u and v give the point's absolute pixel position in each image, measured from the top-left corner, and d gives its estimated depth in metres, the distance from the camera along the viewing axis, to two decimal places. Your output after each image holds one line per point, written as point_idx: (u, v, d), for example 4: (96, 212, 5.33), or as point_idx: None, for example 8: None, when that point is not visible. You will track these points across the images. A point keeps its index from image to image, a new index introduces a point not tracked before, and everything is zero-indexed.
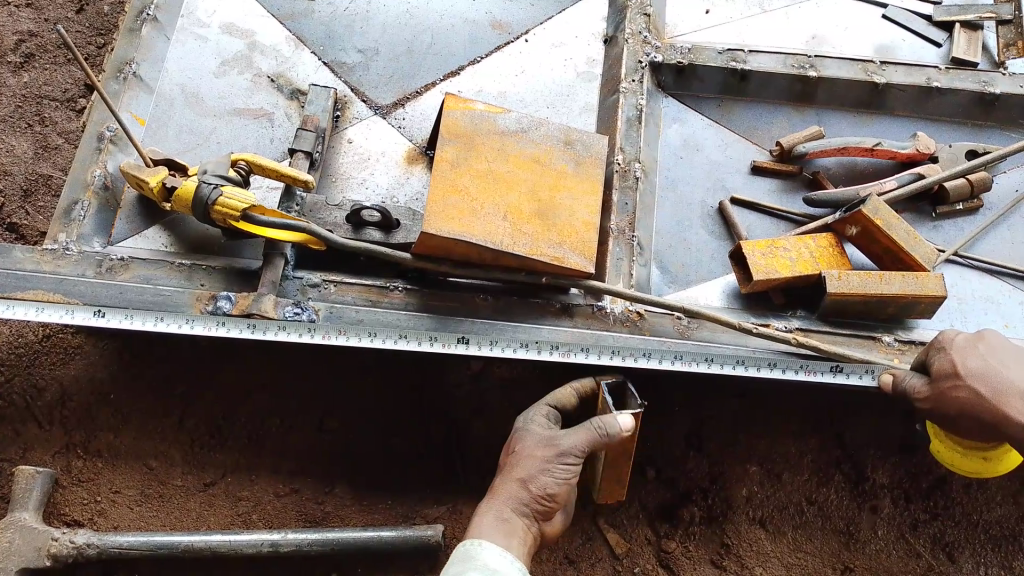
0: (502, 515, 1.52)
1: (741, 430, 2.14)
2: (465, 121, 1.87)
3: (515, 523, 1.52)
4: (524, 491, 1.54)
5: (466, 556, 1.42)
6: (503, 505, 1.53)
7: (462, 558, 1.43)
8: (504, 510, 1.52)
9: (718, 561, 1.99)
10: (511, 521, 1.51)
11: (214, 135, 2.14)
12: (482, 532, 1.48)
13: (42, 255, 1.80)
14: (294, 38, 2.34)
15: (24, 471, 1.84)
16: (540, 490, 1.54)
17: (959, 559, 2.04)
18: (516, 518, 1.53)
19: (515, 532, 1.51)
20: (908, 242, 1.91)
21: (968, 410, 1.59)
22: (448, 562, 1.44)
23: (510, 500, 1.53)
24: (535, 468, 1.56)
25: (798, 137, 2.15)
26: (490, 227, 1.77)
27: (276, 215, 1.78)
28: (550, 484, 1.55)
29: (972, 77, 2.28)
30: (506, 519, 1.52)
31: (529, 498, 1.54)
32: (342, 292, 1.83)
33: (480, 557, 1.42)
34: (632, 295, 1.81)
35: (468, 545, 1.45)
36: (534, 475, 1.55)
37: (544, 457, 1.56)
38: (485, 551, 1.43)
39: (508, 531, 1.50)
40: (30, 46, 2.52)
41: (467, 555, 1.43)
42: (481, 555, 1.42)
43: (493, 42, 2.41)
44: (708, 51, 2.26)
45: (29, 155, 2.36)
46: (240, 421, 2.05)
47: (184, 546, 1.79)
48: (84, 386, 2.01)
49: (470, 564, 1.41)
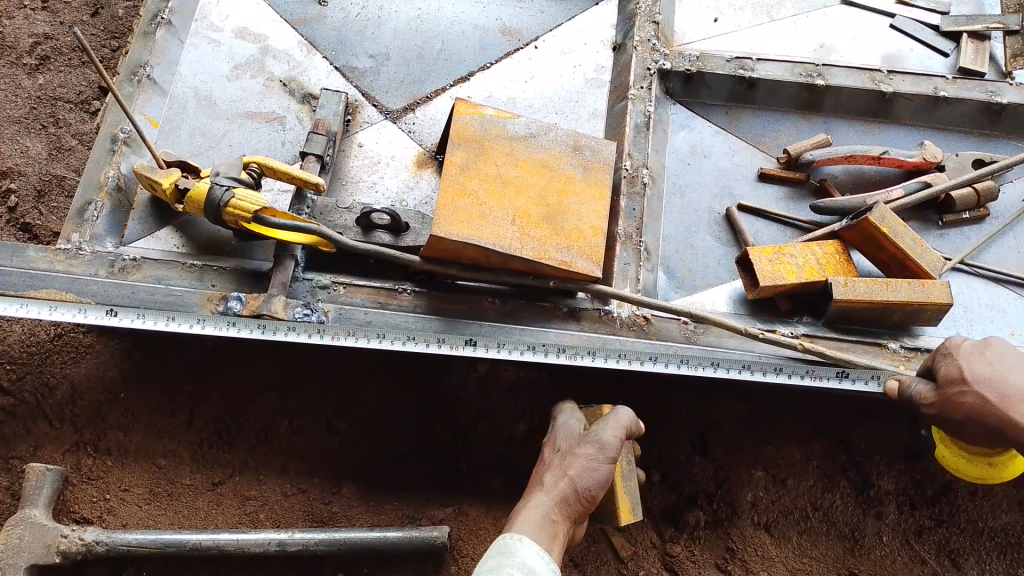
0: (548, 517, 1.56)
1: (747, 436, 2.14)
2: (475, 126, 1.89)
3: (559, 525, 1.57)
4: (571, 492, 1.60)
5: (505, 550, 1.45)
6: (549, 505, 1.58)
7: (502, 551, 1.46)
8: (552, 512, 1.57)
9: (723, 565, 2.00)
10: (556, 524, 1.56)
11: (226, 138, 2.17)
12: (523, 530, 1.51)
13: (55, 254, 1.82)
14: (305, 43, 2.37)
15: (34, 468, 1.86)
16: (586, 491, 1.60)
17: (963, 566, 2.04)
18: (560, 521, 1.58)
19: (556, 535, 1.55)
20: (914, 249, 1.92)
21: (975, 415, 1.60)
22: (489, 554, 1.47)
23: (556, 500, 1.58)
24: (584, 467, 1.62)
25: (805, 144, 2.17)
26: (499, 230, 1.79)
27: (288, 217, 1.80)
28: (593, 483, 1.61)
29: (979, 86, 2.30)
30: (552, 520, 1.56)
31: (575, 498, 1.60)
32: (351, 293, 1.85)
33: (520, 552, 1.45)
34: (639, 299, 1.83)
35: (507, 538, 1.49)
36: (580, 470, 1.62)
37: (590, 456, 1.63)
38: (525, 548, 1.46)
39: (553, 534, 1.55)
40: (45, 49, 2.55)
41: (506, 549, 1.46)
42: (520, 551, 1.45)
43: (503, 48, 2.43)
44: (716, 58, 2.28)
45: (42, 157, 2.39)
46: (248, 422, 2.06)
47: (193, 544, 1.80)
48: (94, 385, 2.03)
49: (510, 560, 1.43)
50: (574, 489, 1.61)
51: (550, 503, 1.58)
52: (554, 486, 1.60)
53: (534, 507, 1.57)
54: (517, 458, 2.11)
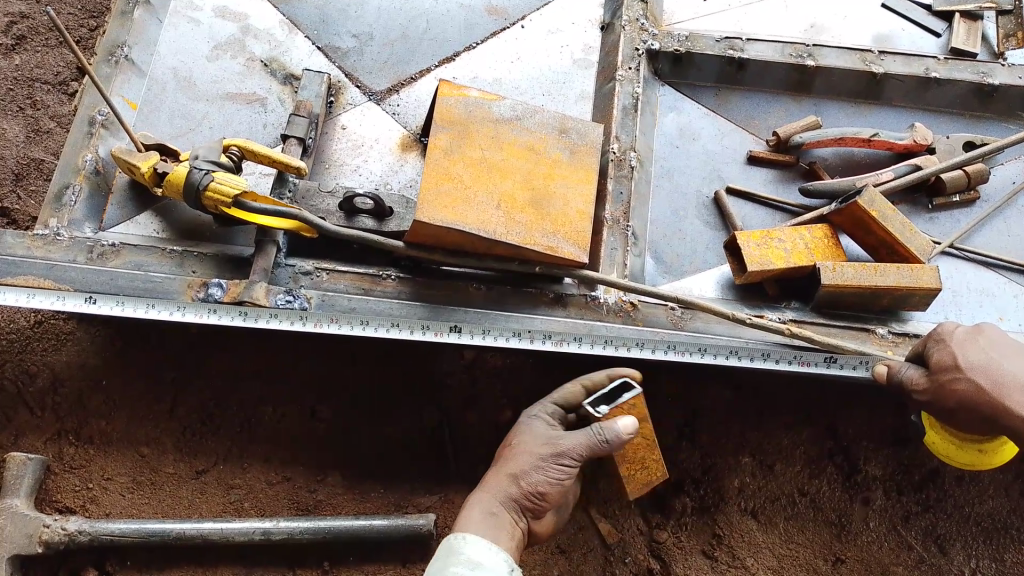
0: (490, 509, 1.53)
1: (734, 421, 2.13)
2: (459, 109, 1.86)
3: (503, 516, 1.54)
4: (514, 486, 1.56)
5: (450, 550, 1.43)
6: (491, 500, 1.54)
7: (447, 552, 1.43)
8: (493, 506, 1.53)
9: (709, 551, 2.00)
10: (499, 516, 1.53)
11: (207, 120, 2.13)
12: (470, 528, 1.49)
13: (33, 241, 1.79)
14: (287, 23, 2.32)
15: (15, 458, 1.83)
16: (531, 486, 1.55)
17: (950, 551, 2.04)
18: (503, 513, 1.54)
19: (502, 526, 1.52)
20: (903, 234, 1.90)
21: (967, 403, 1.58)
22: (434, 556, 1.45)
23: (500, 495, 1.55)
24: (528, 462, 1.56)
25: (795, 126, 2.14)
26: (485, 216, 1.76)
27: (269, 202, 1.76)
28: (541, 480, 1.56)
29: (971, 68, 2.27)
30: (495, 513, 1.53)
31: (520, 494, 1.55)
32: (335, 280, 1.82)
33: (464, 552, 1.43)
34: (627, 285, 1.81)
35: (453, 537, 1.46)
36: (527, 470, 1.56)
37: (538, 454, 1.57)
38: (470, 545, 1.44)
39: (496, 525, 1.51)
40: (21, 29, 2.49)
41: (452, 549, 1.44)
42: (465, 549, 1.43)
43: (489, 28, 2.39)
44: (705, 38, 2.24)
45: (20, 140, 2.34)
46: (232, 410, 2.04)
47: (176, 533, 1.79)
48: (76, 373, 2.00)
49: (456, 559, 1.42)
50: (519, 492, 1.55)
51: (495, 503, 1.54)
52: (495, 481, 1.57)
53: (475, 505, 1.53)
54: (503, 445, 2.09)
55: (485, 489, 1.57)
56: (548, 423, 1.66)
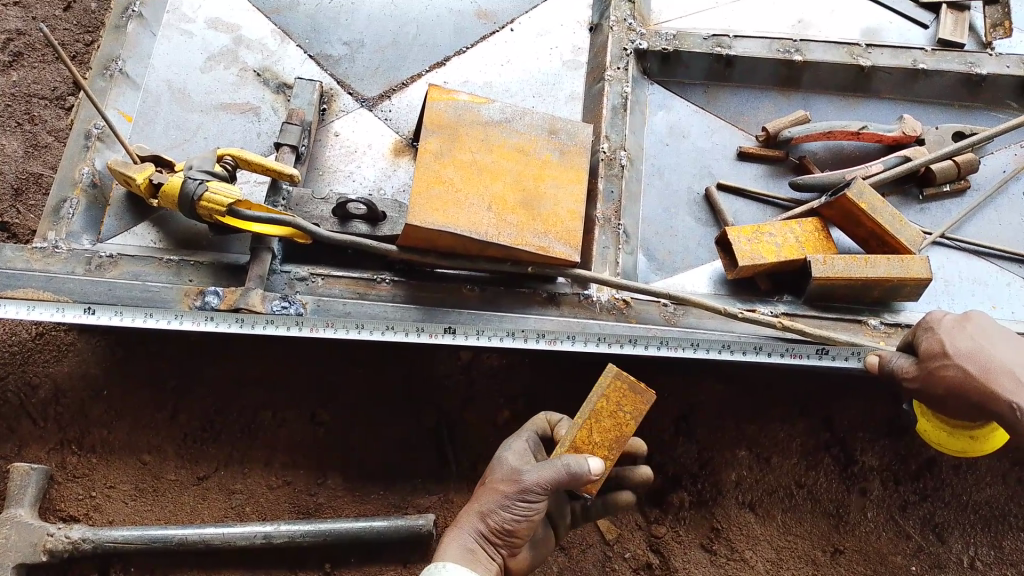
0: (465, 545, 1.48)
1: (731, 416, 2.14)
2: (449, 112, 1.88)
3: (481, 553, 1.49)
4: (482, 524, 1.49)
5: None
6: (463, 536, 1.49)
7: None
8: (469, 541, 1.49)
9: (708, 545, 2.01)
10: (476, 552, 1.48)
11: (202, 131, 2.15)
12: (446, 557, 1.46)
13: (32, 254, 1.82)
14: (279, 32, 2.35)
15: (19, 468, 1.85)
16: (497, 525, 1.49)
17: (948, 540, 2.05)
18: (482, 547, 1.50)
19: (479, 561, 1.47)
20: (893, 225, 1.91)
21: (956, 389, 1.59)
22: None
23: (471, 532, 1.49)
24: (494, 501, 1.49)
25: (784, 121, 2.15)
26: (475, 218, 1.78)
27: (262, 209, 1.79)
28: (507, 519, 1.48)
29: (958, 58, 2.28)
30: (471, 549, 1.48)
31: (488, 532, 1.49)
32: (330, 285, 1.85)
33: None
34: (618, 283, 1.82)
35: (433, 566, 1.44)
36: (493, 508, 1.49)
37: (504, 492, 1.49)
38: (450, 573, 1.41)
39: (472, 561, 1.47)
40: (17, 45, 2.52)
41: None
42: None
43: (478, 32, 2.41)
44: (693, 36, 2.25)
45: (19, 155, 2.37)
46: (232, 416, 2.06)
47: (178, 539, 1.81)
48: (78, 383, 2.03)
49: None
50: (487, 529, 1.49)
51: (471, 537, 1.49)
52: (465, 520, 1.51)
53: (452, 538, 1.49)
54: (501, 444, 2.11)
55: (456, 524, 1.52)
56: (520, 454, 1.58)
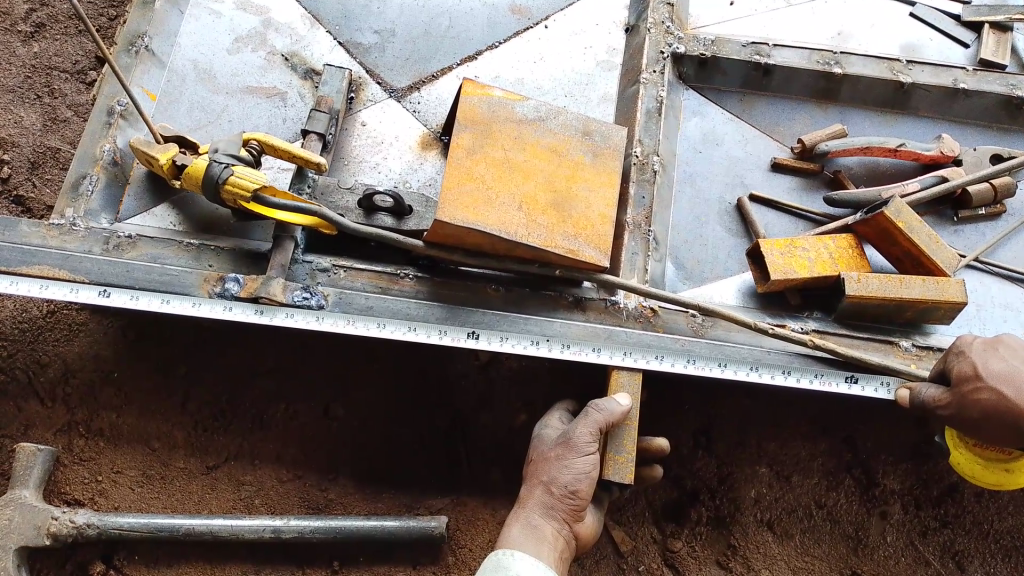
0: (532, 523, 1.57)
1: (751, 430, 2.11)
2: (483, 108, 1.84)
3: (546, 528, 1.57)
4: (548, 494, 1.59)
5: (499, 567, 1.47)
6: (532, 513, 1.58)
7: (495, 568, 1.48)
8: (534, 517, 1.58)
9: (724, 562, 1.98)
10: (541, 528, 1.57)
11: (227, 114, 2.11)
12: (515, 544, 1.53)
13: (49, 230, 1.76)
14: (309, 17, 2.30)
15: (25, 448, 1.81)
16: (563, 488, 1.58)
17: (968, 568, 2.01)
18: (547, 523, 1.58)
19: (544, 538, 1.56)
20: (930, 245, 1.87)
21: (992, 413, 1.55)
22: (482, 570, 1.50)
23: (540, 506, 1.59)
24: (554, 467, 1.60)
25: (821, 134, 2.11)
26: (506, 217, 1.73)
27: (288, 197, 1.74)
28: (570, 480, 1.58)
29: (1000, 79, 2.24)
30: (535, 525, 1.57)
31: (556, 500, 1.58)
32: (352, 277, 1.79)
33: (512, 568, 1.47)
34: (647, 291, 1.78)
35: (500, 554, 1.51)
36: (556, 476, 1.59)
37: (560, 455, 1.60)
38: (517, 562, 1.48)
39: (540, 537, 1.55)
40: (40, 16, 2.47)
41: (499, 565, 1.48)
42: (513, 565, 1.47)
43: (512, 27, 2.37)
44: (731, 43, 2.21)
45: (36, 128, 2.32)
46: (244, 405, 2.02)
47: (185, 530, 1.77)
48: (88, 364, 1.98)
49: None
50: (555, 498, 1.58)
51: (536, 515, 1.58)
52: (534, 500, 1.60)
53: (519, 518, 1.58)
54: (518, 448, 2.07)
55: (523, 505, 1.61)
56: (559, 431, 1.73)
